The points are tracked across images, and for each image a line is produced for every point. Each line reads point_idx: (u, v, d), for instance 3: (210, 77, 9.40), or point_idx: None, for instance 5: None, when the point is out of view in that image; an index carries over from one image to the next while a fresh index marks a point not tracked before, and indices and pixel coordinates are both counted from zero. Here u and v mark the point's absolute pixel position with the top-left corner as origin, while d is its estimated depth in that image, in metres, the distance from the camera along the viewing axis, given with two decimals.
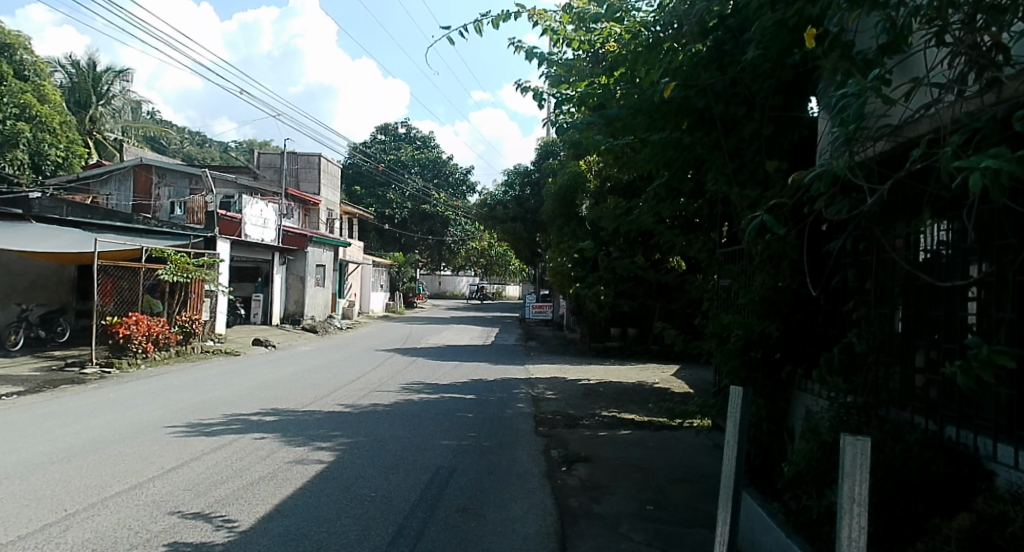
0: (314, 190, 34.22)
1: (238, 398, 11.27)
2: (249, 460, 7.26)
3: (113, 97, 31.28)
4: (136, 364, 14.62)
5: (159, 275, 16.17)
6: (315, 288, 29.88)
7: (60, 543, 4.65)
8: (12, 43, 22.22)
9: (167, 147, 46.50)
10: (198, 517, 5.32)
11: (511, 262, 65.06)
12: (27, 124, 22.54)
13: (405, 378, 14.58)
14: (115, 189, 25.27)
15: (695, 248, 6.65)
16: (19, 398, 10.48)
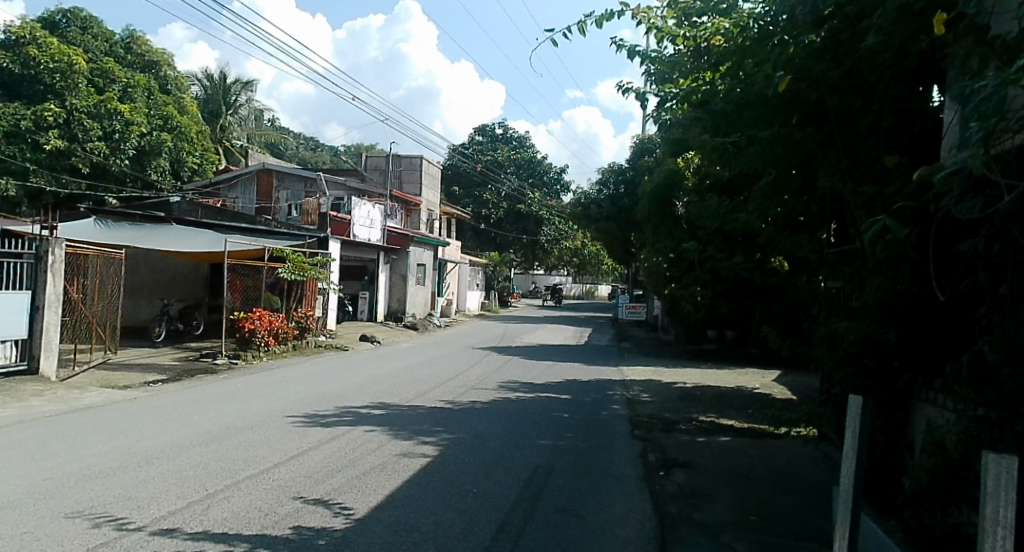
0: (415, 191, 35.34)
1: (347, 392, 11.84)
2: (358, 451, 7.63)
3: (240, 106, 33.59)
4: (259, 356, 15.70)
5: (278, 273, 17.12)
6: (416, 287, 30.86)
7: (203, 520, 5.09)
8: (159, 61, 25.60)
9: (285, 152, 49.21)
10: (318, 503, 5.69)
11: (604, 262, 64.76)
12: (170, 134, 24.35)
13: (503, 376, 14.83)
14: (242, 193, 27.16)
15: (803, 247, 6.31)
16: (163, 385, 11.49)
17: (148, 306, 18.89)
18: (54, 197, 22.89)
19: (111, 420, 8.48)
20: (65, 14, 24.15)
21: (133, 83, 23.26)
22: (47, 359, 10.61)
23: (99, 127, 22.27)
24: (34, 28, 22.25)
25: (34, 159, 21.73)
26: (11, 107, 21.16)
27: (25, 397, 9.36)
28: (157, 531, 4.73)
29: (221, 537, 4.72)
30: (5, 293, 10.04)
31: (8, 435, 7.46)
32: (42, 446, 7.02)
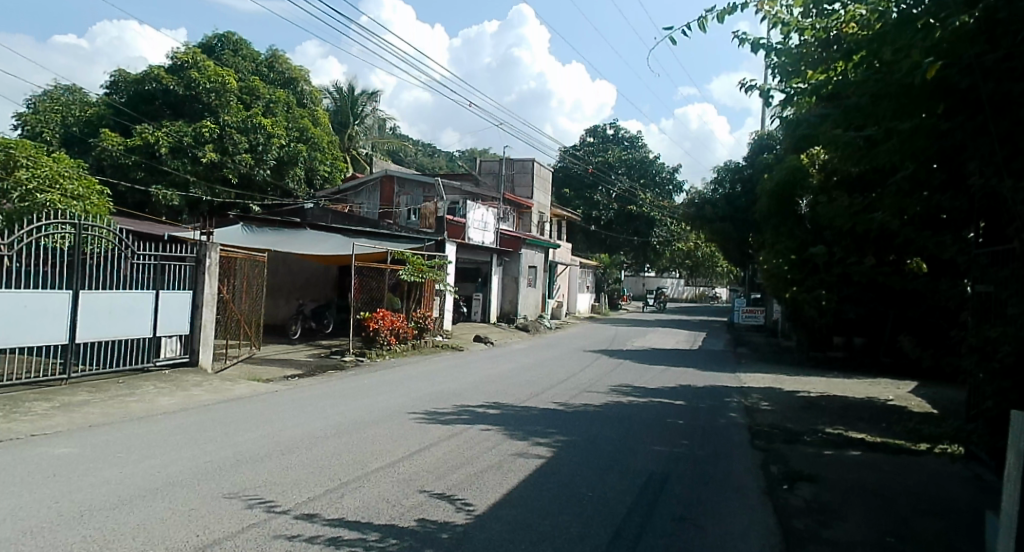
0: (527, 194, 35.72)
1: (463, 391, 12.16)
2: (476, 449, 7.82)
3: (366, 116, 35.36)
4: (382, 355, 16.45)
5: (400, 275, 17.83)
6: (527, 288, 31.17)
7: (339, 507, 5.40)
8: (296, 77, 27.45)
9: (405, 159, 51.24)
10: (442, 498, 5.88)
11: (718, 264, 62.67)
12: (305, 145, 25.97)
13: (616, 380, 14.72)
14: (367, 199, 28.64)
15: (947, 250, 5.77)
16: (299, 380, 12.28)
17: (286, 305, 20.17)
18: (210, 205, 24.77)
19: (254, 410, 9.17)
20: (220, 38, 26.71)
21: (275, 99, 25.13)
22: (204, 353, 11.64)
23: (246, 139, 24.23)
24: (196, 53, 24.73)
25: (194, 172, 23.80)
26: (176, 125, 23.38)
27: (187, 386, 10.31)
28: (299, 516, 5.06)
29: (353, 524, 4.98)
30: (171, 292, 11.05)
31: (174, 421, 8.27)
32: (201, 432, 7.72)
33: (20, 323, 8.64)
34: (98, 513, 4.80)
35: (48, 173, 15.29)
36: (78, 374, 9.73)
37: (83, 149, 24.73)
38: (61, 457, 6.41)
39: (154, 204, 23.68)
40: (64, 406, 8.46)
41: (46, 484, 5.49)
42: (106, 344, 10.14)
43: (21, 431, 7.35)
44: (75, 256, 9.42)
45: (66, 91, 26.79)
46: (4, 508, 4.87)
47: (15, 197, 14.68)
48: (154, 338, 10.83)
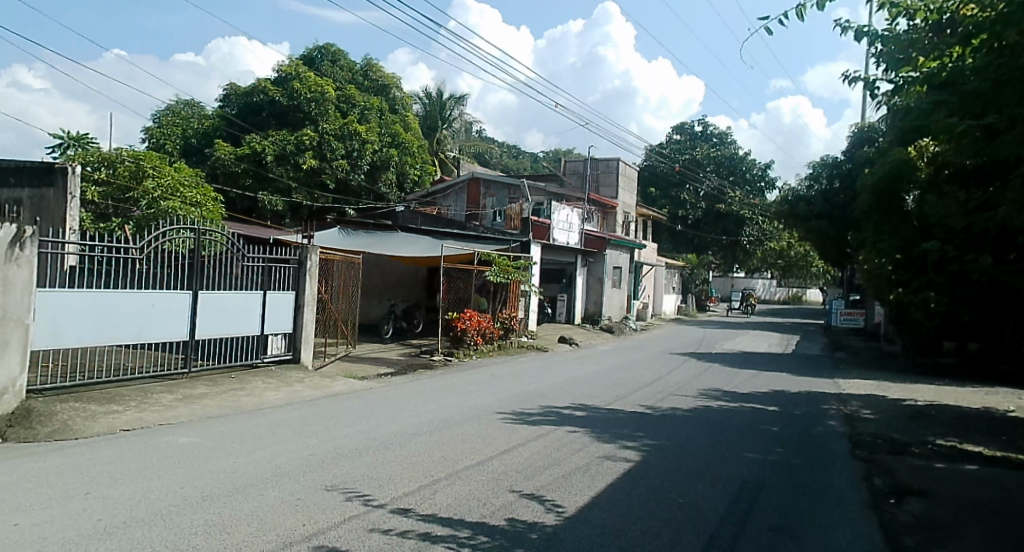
0: (612, 194, 35.39)
1: (550, 392, 12.18)
2: (564, 451, 7.82)
3: (454, 119, 36.04)
4: (470, 355, 16.70)
5: (486, 276, 18.02)
6: (613, 289, 30.89)
7: (432, 503, 5.52)
8: (389, 84, 28.31)
9: (491, 161, 51.88)
10: (531, 498, 5.91)
11: (813, 264, 60.02)
12: (396, 149, 26.81)
13: (706, 384, 14.38)
14: (454, 202, 27.83)
15: None
16: (392, 379, 12.66)
17: (378, 304, 20.86)
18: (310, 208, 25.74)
19: (350, 407, 9.52)
20: (321, 50, 28.12)
21: (369, 106, 26.00)
22: (306, 351, 12.17)
23: (342, 145, 25.26)
24: (299, 65, 26.09)
25: (296, 178, 24.98)
26: (280, 134, 24.64)
27: (290, 382, 10.83)
28: (395, 510, 5.22)
29: (446, 521, 5.09)
30: (277, 293, 11.63)
31: (279, 414, 8.72)
32: (304, 426, 8.10)
33: (148, 320, 9.38)
34: (217, 499, 5.14)
35: (171, 182, 16.53)
36: (198, 368, 10.41)
37: (199, 159, 26.58)
38: (184, 445, 6.89)
39: (259, 209, 25.03)
40: (184, 398, 9.08)
41: (170, 470, 5.91)
42: (220, 341, 10.78)
43: (148, 420, 7.96)
44: (195, 258, 10.09)
45: (186, 105, 28.91)
46: (138, 490, 5.28)
47: (144, 205, 15.97)
48: (262, 335, 11.43)
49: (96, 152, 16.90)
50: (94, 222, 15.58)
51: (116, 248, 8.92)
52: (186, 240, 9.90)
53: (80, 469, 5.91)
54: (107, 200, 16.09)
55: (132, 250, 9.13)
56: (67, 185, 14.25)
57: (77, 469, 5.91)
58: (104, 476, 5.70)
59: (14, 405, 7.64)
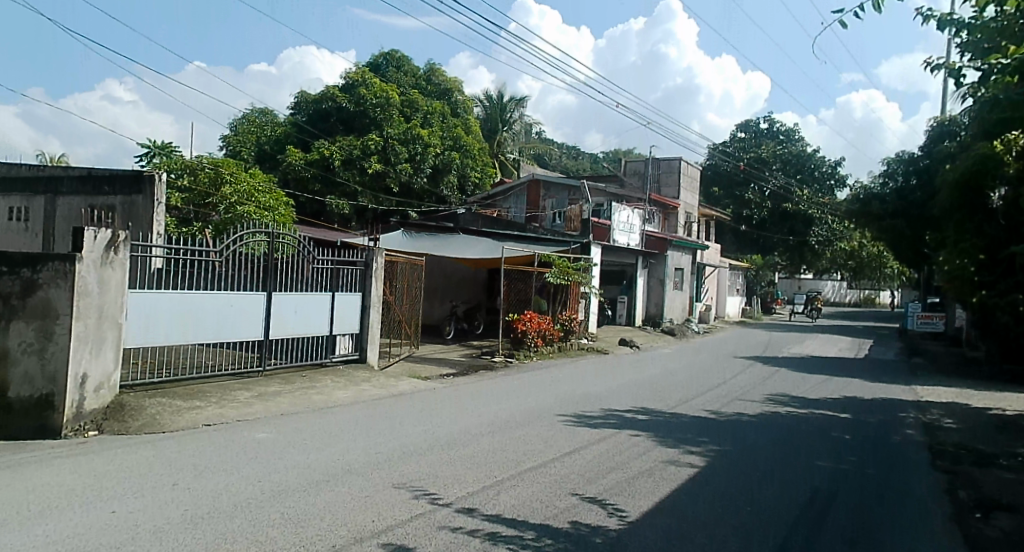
0: (674, 194, 34.85)
1: (611, 395, 12.10)
2: (627, 454, 7.76)
3: (514, 121, 36.22)
4: (530, 356, 16.74)
5: (546, 278, 17.97)
6: (674, 291, 30.39)
7: (496, 503, 5.57)
8: (451, 88, 28.70)
9: (550, 162, 51.84)
10: (594, 502, 5.88)
11: (887, 265, 57.58)
12: (458, 152, 27.08)
13: (772, 389, 14.02)
14: (514, 203, 27.93)
15: None
16: (454, 379, 12.80)
17: (440, 306, 21.09)
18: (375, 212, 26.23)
19: (413, 406, 9.68)
20: (385, 56, 28.88)
21: (431, 110, 26.51)
22: (372, 351, 12.45)
23: (406, 149, 25.74)
24: (365, 72, 26.83)
25: (361, 182, 25.57)
26: (347, 139, 25.33)
27: (357, 381, 11.09)
28: (461, 509, 5.29)
29: (512, 521, 5.12)
30: (345, 295, 11.94)
31: (347, 412, 8.95)
32: (371, 424, 8.28)
33: (227, 320, 9.81)
34: (293, 492, 5.33)
35: (247, 188, 17.22)
36: (273, 366, 10.78)
37: (271, 164, 27.58)
38: (260, 441, 7.16)
39: (327, 213, 25.71)
40: (260, 395, 9.43)
41: (249, 465, 6.15)
42: (293, 341, 11.14)
43: (228, 416, 8.31)
44: (270, 260, 10.47)
45: (260, 113, 30.02)
46: (220, 483, 5.52)
47: (222, 209, 16.72)
48: (331, 336, 11.75)
49: (178, 159, 17.60)
50: (176, 227, 16.42)
51: (197, 252, 9.38)
52: (261, 243, 10.28)
53: (167, 461, 6.21)
54: (190, 205, 16.95)
55: (212, 253, 9.56)
56: (154, 191, 15.02)
57: (165, 460, 6.22)
58: (189, 468, 5.98)
59: (109, 399, 8.14)
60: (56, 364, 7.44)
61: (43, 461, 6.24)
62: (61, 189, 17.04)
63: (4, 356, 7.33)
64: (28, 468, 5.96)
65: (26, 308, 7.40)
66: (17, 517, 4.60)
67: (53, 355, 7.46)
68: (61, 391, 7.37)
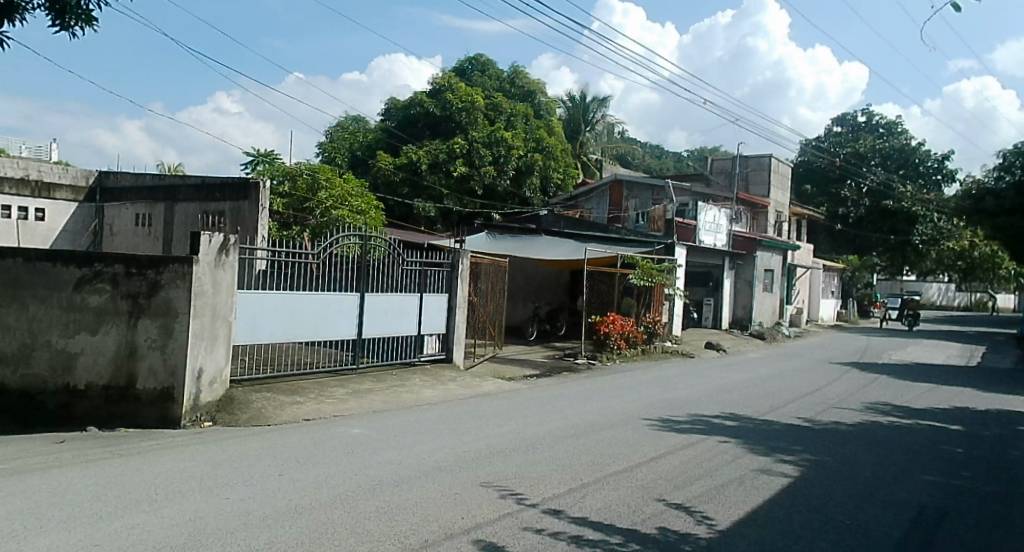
0: (764, 192, 33.68)
1: (697, 399, 11.82)
2: (715, 461, 7.54)
3: (597, 122, 36.02)
4: (613, 359, 16.57)
5: (629, 279, 17.79)
6: (763, 294, 29.36)
7: (582, 506, 5.54)
8: (535, 90, 28.87)
9: (633, 162, 51.32)
10: (681, 509, 5.75)
11: (1002, 266, 53.54)
12: (541, 154, 27.11)
13: (872, 397, 13.29)
14: (597, 205, 27.53)
15: None
16: (538, 381, 12.83)
17: (523, 307, 21.20)
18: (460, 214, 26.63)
19: (498, 407, 9.77)
20: (471, 61, 29.36)
21: (515, 112, 26.75)
22: (457, 351, 12.65)
23: (490, 152, 26.04)
24: (452, 77, 27.50)
25: (447, 185, 26.06)
26: (434, 144, 25.89)
27: (444, 381, 11.29)
28: (547, 510, 5.30)
29: (597, 525, 5.08)
30: (432, 296, 12.18)
31: (435, 411, 9.14)
32: (459, 423, 8.41)
33: (324, 319, 10.21)
34: (386, 487, 5.49)
35: (340, 193, 17.86)
36: (365, 364, 11.13)
37: (363, 169, 28.60)
38: (354, 436, 7.41)
39: (414, 216, 26.27)
40: (354, 392, 9.76)
41: (345, 459, 6.38)
42: (383, 341, 11.46)
43: (324, 412, 8.66)
44: (363, 262, 10.82)
45: (354, 121, 31.20)
46: (319, 475, 5.77)
47: (318, 214, 17.41)
48: (419, 335, 12.02)
49: (282, 167, 18.81)
50: (278, 231, 17.26)
51: (298, 253, 9.81)
52: (354, 245, 10.61)
53: (271, 453, 6.53)
54: (289, 210, 17.74)
55: (310, 256, 9.96)
56: (260, 197, 15.82)
57: (271, 452, 6.54)
58: (290, 460, 6.26)
59: (220, 393, 8.64)
60: (176, 358, 8.08)
61: (165, 448, 6.70)
62: (180, 197, 18.32)
63: (135, 352, 8.09)
64: (152, 455, 6.41)
65: (150, 307, 8.12)
66: (144, 500, 4.96)
67: (173, 351, 8.10)
68: (180, 384, 8.01)
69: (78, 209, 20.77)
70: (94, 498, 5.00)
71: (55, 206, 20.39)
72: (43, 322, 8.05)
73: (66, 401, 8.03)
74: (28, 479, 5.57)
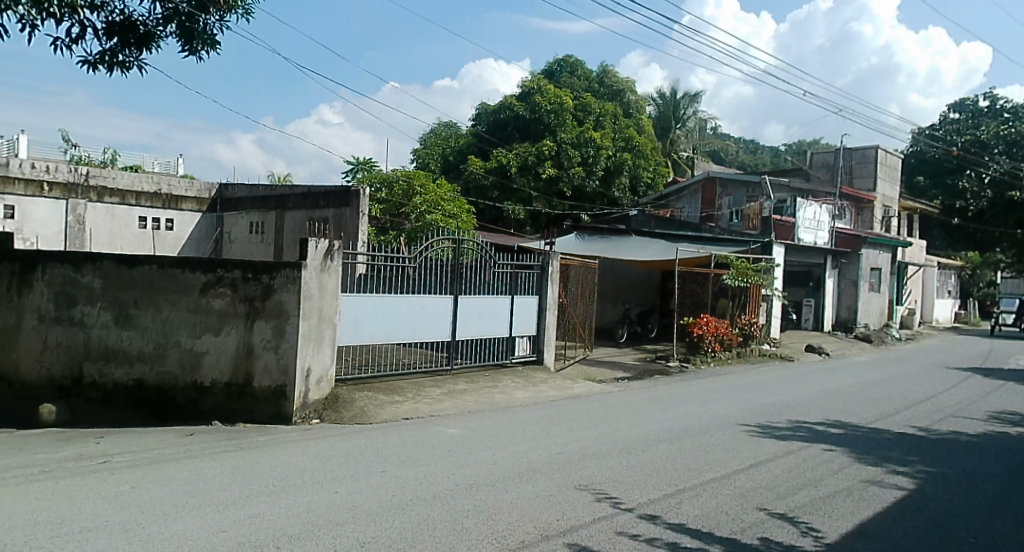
0: (869, 185, 31.93)
1: (799, 405, 11.32)
2: (819, 471, 7.21)
3: (689, 118, 35.29)
4: (706, 362, 16.11)
5: (723, 279, 17.30)
6: (870, 294, 27.79)
7: (680, 512, 5.42)
8: (623, 87, 28.57)
9: (727, 158, 49.94)
10: (784, 519, 5.53)
11: None
12: (630, 153, 26.74)
13: (995, 405, 12.32)
14: (688, 202, 27.32)
15: None
16: (629, 383, 12.68)
17: (612, 309, 20.99)
18: (549, 215, 26.70)
19: (590, 409, 9.71)
20: (560, 62, 29.34)
21: (604, 112, 26.53)
22: (548, 353, 12.66)
23: (579, 153, 25.90)
24: (541, 79, 27.59)
25: (536, 188, 26.12)
26: (523, 147, 26.05)
27: (536, 382, 11.34)
28: (642, 515, 5.22)
29: (694, 532, 4.96)
30: (524, 297, 12.27)
31: (527, 412, 9.20)
32: (551, 425, 8.42)
33: (419, 321, 10.49)
34: (483, 487, 5.56)
35: (433, 197, 18.26)
36: (459, 365, 11.33)
37: (455, 173, 29.21)
38: (450, 436, 7.56)
39: (503, 218, 26.54)
40: (449, 392, 9.97)
41: (444, 458, 6.52)
42: (476, 342, 11.62)
43: (421, 411, 8.88)
44: (457, 265, 11.03)
45: (446, 127, 31.84)
46: (420, 473, 5.92)
47: (413, 218, 17.93)
48: (511, 337, 12.12)
49: (380, 174, 19.40)
50: (375, 236, 17.88)
51: (395, 257, 10.09)
52: (447, 248, 10.86)
53: (374, 450, 6.76)
54: (386, 215, 18.38)
55: (407, 259, 10.24)
56: (359, 204, 16.37)
57: (373, 449, 6.77)
58: (393, 457, 6.45)
59: (327, 391, 9.03)
60: (288, 358, 8.48)
61: (279, 443, 7.07)
62: (289, 205, 19.26)
63: (252, 352, 8.56)
64: (269, 449, 6.79)
65: (265, 309, 8.57)
66: (264, 490, 5.25)
67: (285, 351, 8.51)
68: (292, 383, 8.41)
69: (202, 218, 22.32)
70: (221, 487, 5.34)
71: (182, 217, 21.99)
72: (174, 324, 8.67)
73: (193, 396, 8.61)
74: (161, 468, 6.01)
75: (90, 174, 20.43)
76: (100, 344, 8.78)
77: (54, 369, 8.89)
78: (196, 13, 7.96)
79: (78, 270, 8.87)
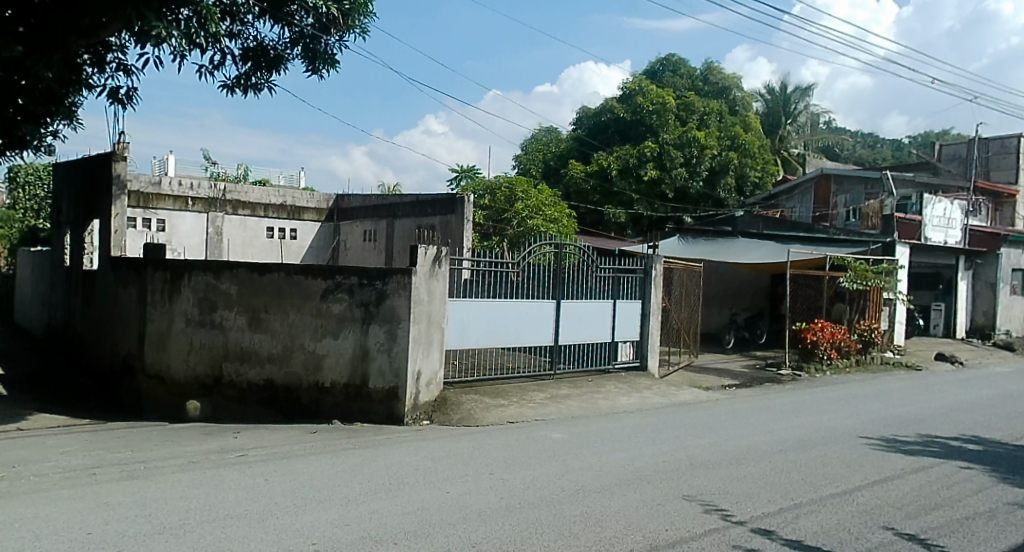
0: (1010, 178, 29.32)
1: (930, 418, 10.48)
2: (956, 490, 6.62)
3: (800, 114, 33.74)
4: (822, 369, 15.25)
5: (840, 283, 16.29)
6: (1011, 297, 25.41)
7: (798, 528, 5.13)
8: (728, 84, 27.69)
9: (843, 154, 47.41)
10: (915, 540, 5.11)
11: None
12: (736, 152, 25.89)
13: None
14: (799, 202, 25.67)
15: None
16: (739, 391, 12.21)
17: (719, 314, 20.31)
18: (651, 218, 26.22)
19: (698, 417, 9.43)
20: (662, 62, 28.87)
21: (709, 110, 25.69)
22: (652, 359, 12.40)
23: (682, 153, 25.28)
24: (643, 81, 27.21)
25: (638, 191, 25.69)
26: (625, 149, 25.72)
27: (641, 388, 11.14)
28: (756, 529, 4.98)
29: (814, 550, 4.67)
30: (627, 302, 12.08)
31: (632, 419, 9.04)
32: (658, 433, 8.23)
33: (523, 326, 10.53)
34: (590, 493, 5.49)
35: (535, 203, 18.35)
36: (562, 370, 11.29)
37: (555, 178, 29.21)
38: (554, 441, 7.52)
39: (605, 221, 26.30)
40: (553, 397, 9.94)
41: (550, 462, 6.50)
42: (579, 347, 11.55)
43: (526, 415, 8.91)
44: (559, 270, 11.00)
45: (547, 132, 32.02)
46: (527, 476, 5.92)
47: (515, 224, 18.11)
48: (614, 343, 11.96)
49: (484, 181, 19.86)
50: (478, 242, 18.15)
51: (497, 262, 10.18)
52: (549, 253, 10.86)
53: (481, 452, 6.84)
54: (489, 221, 18.68)
55: (509, 264, 10.30)
56: (465, 210, 16.68)
57: (480, 452, 6.85)
58: (501, 460, 6.50)
59: (436, 394, 9.22)
60: (400, 361, 8.71)
61: (392, 443, 7.29)
62: (398, 213, 19.93)
63: (368, 354, 8.87)
64: (382, 448, 7.01)
65: (379, 313, 8.85)
66: (380, 488, 5.41)
67: (398, 353, 8.75)
68: (403, 385, 8.65)
69: (319, 227, 23.41)
70: (342, 483, 5.56)
71: (304, 226, 23.16)
72: (298, 328, 9.13)
73: (316, 395, 9.04)
74: (286, 463, 6.35)
75: (226, 189, 21.94)
76: (235, 346, 9.41)
77: (198, 368, 9.66)
78: (320, 35, 9.31)
79: (218, 277, 9.58)
